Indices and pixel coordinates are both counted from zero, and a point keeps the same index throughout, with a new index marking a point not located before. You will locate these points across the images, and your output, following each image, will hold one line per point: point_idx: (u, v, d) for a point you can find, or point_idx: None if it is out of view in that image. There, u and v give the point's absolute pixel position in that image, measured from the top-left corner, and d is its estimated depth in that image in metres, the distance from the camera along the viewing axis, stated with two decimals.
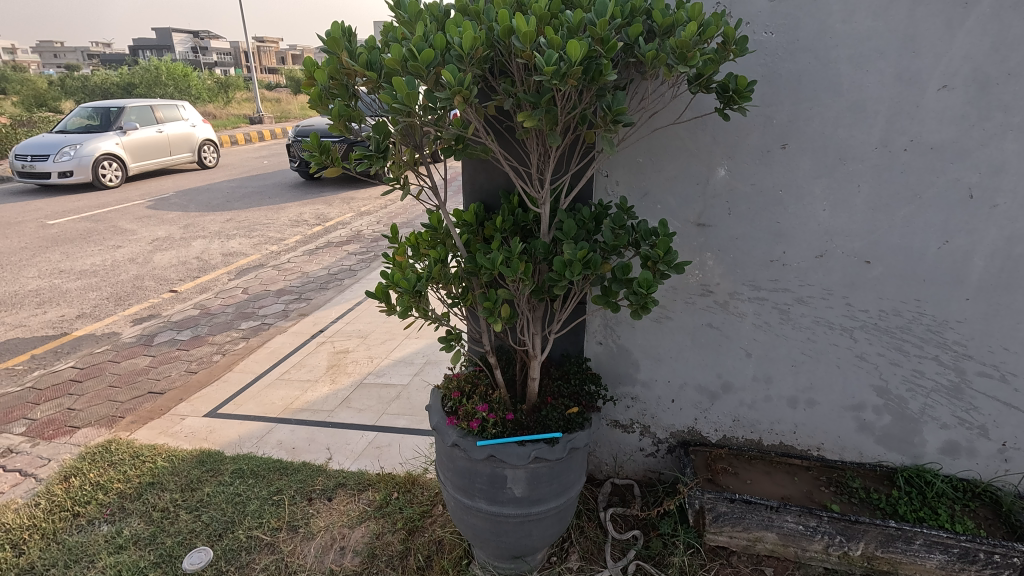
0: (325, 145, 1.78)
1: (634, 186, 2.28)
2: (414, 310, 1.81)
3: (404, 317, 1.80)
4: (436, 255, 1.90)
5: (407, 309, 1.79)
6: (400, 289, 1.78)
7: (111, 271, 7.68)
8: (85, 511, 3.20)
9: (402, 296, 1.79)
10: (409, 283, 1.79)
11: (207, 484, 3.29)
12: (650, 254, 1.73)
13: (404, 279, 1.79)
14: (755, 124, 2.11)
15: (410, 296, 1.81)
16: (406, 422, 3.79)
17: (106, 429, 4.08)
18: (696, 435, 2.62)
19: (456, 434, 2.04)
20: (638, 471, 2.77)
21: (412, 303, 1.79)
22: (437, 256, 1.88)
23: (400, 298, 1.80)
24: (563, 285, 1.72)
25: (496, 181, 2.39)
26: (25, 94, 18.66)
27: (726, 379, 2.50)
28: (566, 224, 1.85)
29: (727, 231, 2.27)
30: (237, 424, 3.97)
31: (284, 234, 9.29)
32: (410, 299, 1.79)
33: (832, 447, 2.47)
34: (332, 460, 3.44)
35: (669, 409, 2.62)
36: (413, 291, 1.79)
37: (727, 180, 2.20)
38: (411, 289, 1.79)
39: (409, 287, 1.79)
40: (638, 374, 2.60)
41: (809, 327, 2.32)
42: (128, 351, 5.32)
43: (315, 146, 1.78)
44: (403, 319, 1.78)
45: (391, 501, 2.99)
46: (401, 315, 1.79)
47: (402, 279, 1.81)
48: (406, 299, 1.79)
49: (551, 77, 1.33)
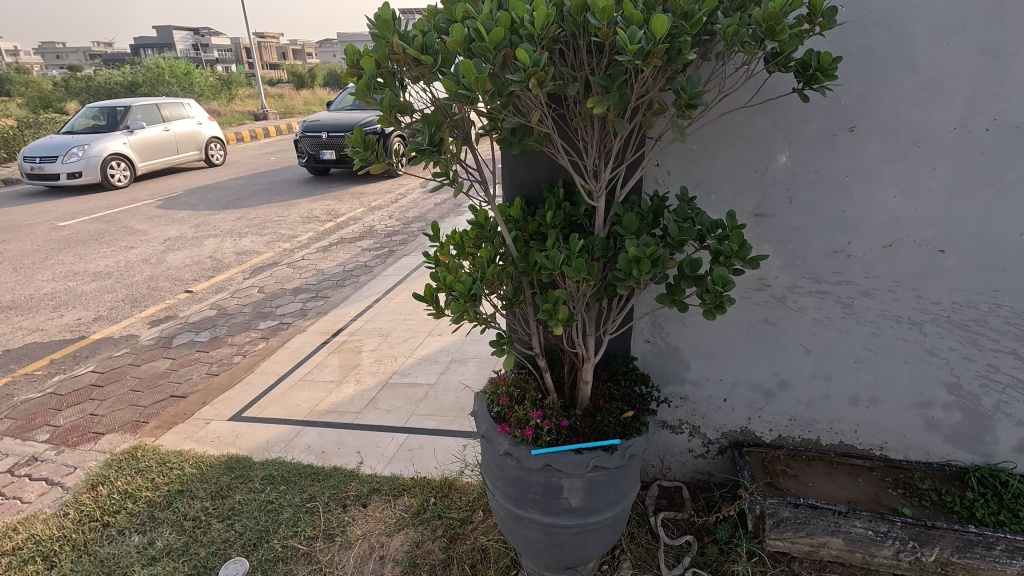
0: (370, 140, 1.66)
1: (686, 175, 2.15)
2: (471, 315, 1.68)
3: (459, 323, 1.67)
4: (488, 255, 1.78)
5: (462, 314, 1.66)
6: (455, 292, 1.66)
7: (125, 272, 7.62)
8: (115, 521, 3.14)
9: (458, 300, 1.67)
10: (464, 287, 1.67)
11: (237, 491, 3.20)
12: (722, 248, 1.60)
13: (459, 283, 1.67)
14: (821, 106, 1.97)
15: (465, 300, 1.69)
16: (436, 424, 3.69)
17: (130, 434, 4.01)
18: (750, 435, 2.51)
19: (508, 442, 1.93)
20: (686, 472, 2.68)
21: (468, 308, 1.66)
22: (489, 255, 1.76)
23: (454, 303, 1.67)
24: (628, 284, 1.59)
25: (538, 175, 2.27)
26: (32, 97, 18.60)
27: (783, 377, 2.38)
28: (626, 218, 1.73)
29: (787, 221, 2.13)
30: (264, 428, 3.89)
31: (296, 230, 9.20)
32: (466, 303, 1.67)
33: (896, 447, 2.35)
34: (363, 464, 3.34)
35: (720, 408, 2.51)
36: (468, 294, 1.67)
37: (788, 167, 2.07)
38: (466, 293, 1.66)
39: (464, 291, 1.67)
40: (688, 372, 2.49)
41: (874, 321, 2.19)
42: (147, 354, 5.25)
43: (359, 140, 1.66)
44: (458, 325, 1.65)
45: (428, 507, 2.90)
46: (456, 321, 1.66)
47: (456, 282, 1.69)
48: (461, 304, 1.67)
49: (633, 57, 1.21)
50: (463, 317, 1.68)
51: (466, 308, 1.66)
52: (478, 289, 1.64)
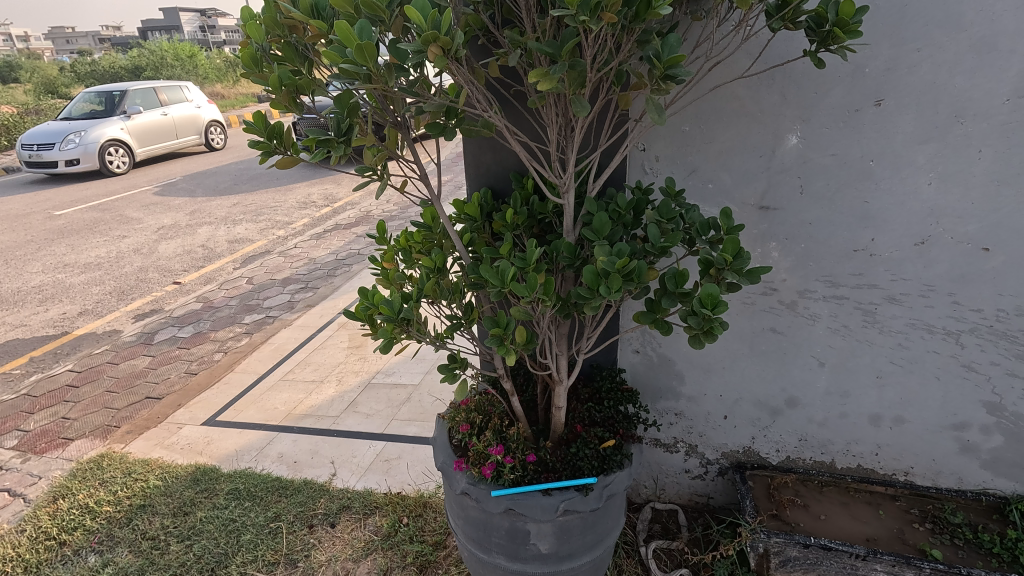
0: (274, 127, 1.32)
1: (677, 161, 1.83)
2: (402, 342, 1.37)
3: (387, 351, 1.34)
4: (430, 265, 1.48)
5: (390, 343, 1.33)
6: (379, 314, 1.34)
7: (115, 263, 7.44)
8: (72, 540, 2.95)
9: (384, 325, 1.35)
10: (391, 308, 1.35)
11: (200, 507, 2.99)
12: (714, 259, 1.28)
13: (386, 303, 1.36)
14: (840, 75, 1.62)
15: (396, 324, 1.37)
16: (418, 430, 3.44)
17: (100, 440, 3.82)
18: (753, 456, 2.21)
19: (466, 480, 1.65)
20: (682, 494, 2.39)
21: (398, 335, 1.34)
22: (431, 266, 1.46)
23: (381, 328, 1.36)
24: (595, 305, 1.27)
25: (505, 163, 1.95)
26: (35, 84, 18.42)
27: (791, 393, 2.07)
28: (596, 219, 1.42)
29: (798, 215, 1.80)
30: (237, 433, 3.66)
31: (292, 217, 8.95)
32: (395, 328, 1.35)
33: (923, 472, 2.03)
34: (336, 477, 3.10)
35: (720, 426, 2.21)
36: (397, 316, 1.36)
37: (799, 150, 1.72)
38: (395, 316, 1.35)
39: (392, 313, 1.35)
40: (682, 387, 2.18)
41: (900, 331, 1.86)
42: (127, 351, 5.05)
43: (260, 126, 1.32)
44: (385, 355, 1.33)
45: (399, 529, 2.66)
46: (383, 350, 1.34)
47: (384, 301, 1.37)
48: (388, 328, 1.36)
49: (578, 11, 0.91)
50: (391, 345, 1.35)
51: (394, 335, 1.35)
52: (408, 311, 1.32)
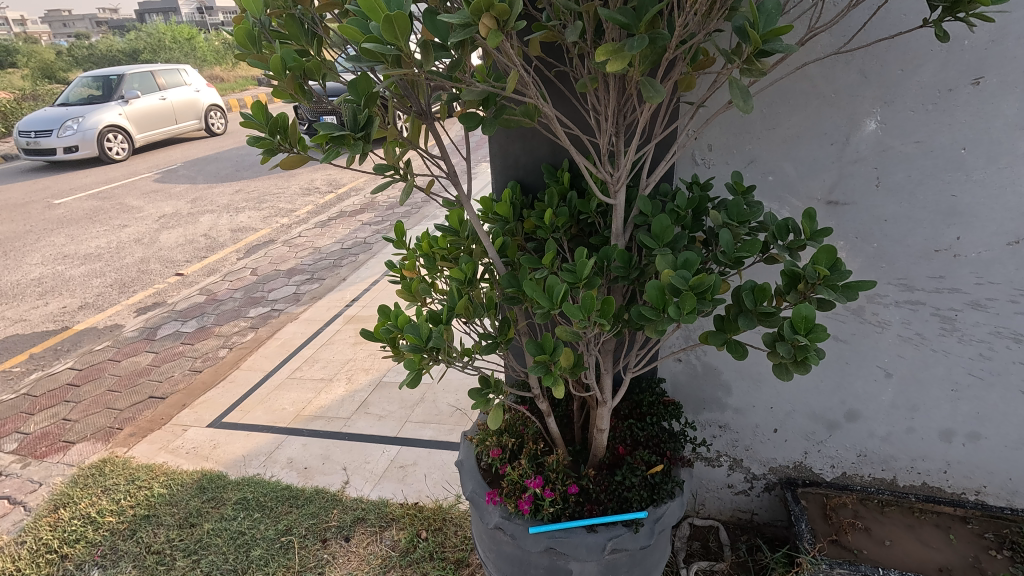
0: (275, 120, 1.11)
1: (733, 150, 1.62)
2: (430, 374, 1.14)
3: (414, 386, 1.13)
4: (460, 278, 1.27)
5: (417, 377, 1.12)
6: (403, 342, 1.11)
7: (116, 254, 7.26)
8: (74, 553, 2.81)
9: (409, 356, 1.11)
10: (416, 336, 1.12)
11: (207, 519, 2.84)
12: (806, 272, 1.07)
13: (411, 329, 1.12)
14: (932, 50, 1.39)
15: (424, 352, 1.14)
16: (433, 433, 3.27)
17: (102, 444, 3.67)
18: (805, 472, 2.03)
19: (500, 514, 1.48)
20: (723, 510, 2.22)
21: (427, 366, 1.12)
22: (461, 280, 1.24)
23: (406, 359, 1.12)
24: (662, 327, 1.07)
25: (536, 155, 1.74)
26: (33, 67, 18.04)
27: (852, 406, 1.88)
28: (656, 225, 1.21)
29: (872, 210, 1.58)
30: (244, 436, 3.51)
31: (295, 204, 8.73)
32: (423, 358, 1.12)
33: (998, 492, 1.84)
34: (349, 486, 2.95)
35: (769, 440, 2.02)
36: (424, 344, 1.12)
37: (878, 137, 1.50)
38: (422, 344, 1.11)
39: (419, 341, 1.11)
40: (728, 398, 2.00)
41: (982, 340, 1.66)
42: (130, 347, 4.90)
43: (260, 120, 1.11)
44: (413, 390, 1.12)
45: (418, 544, 2.51)
46: (409, 384, 1.13)
47: (409, 326, 1.14)
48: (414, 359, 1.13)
49: None
50: (418, 378, 1.14)
51: (422, 367, 1.12)
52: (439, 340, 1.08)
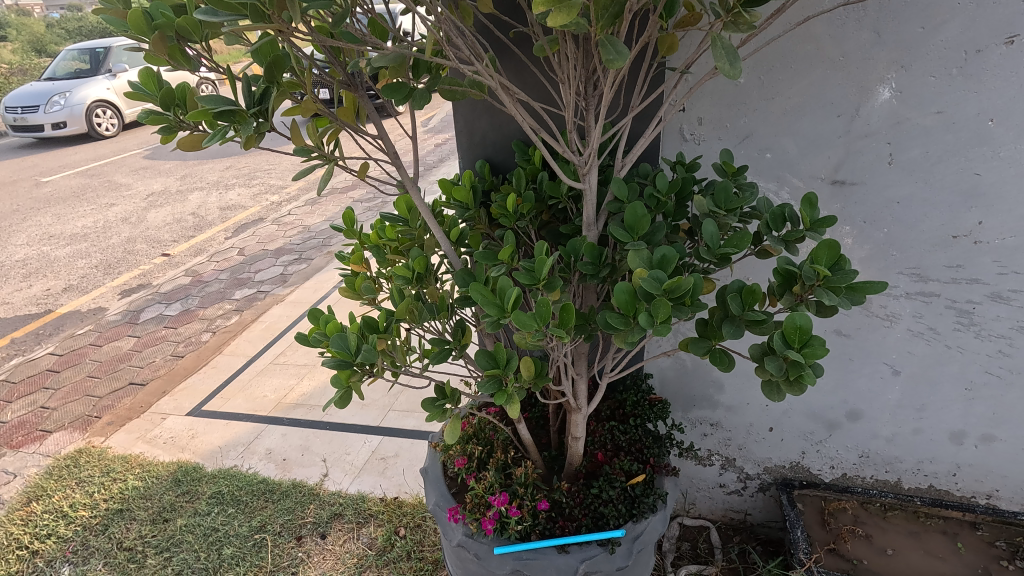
0: (168, 90, 0.94)
1: (726, 124, 1.43)
2: (362, 392, 0.99)
3: (344, 406, 0.98)
4: (403, 277, 1.12)
5: (346, 396, 0.96)
6: (326, 357, 0.96)
7: (102, 234, 7.10)
8: (45, 549, 2.72)
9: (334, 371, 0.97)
10: (343, 349, 0.97)
11: (181, 514, 2.74)
12: (804, 272, 0.89)
13: (338, 342, 0.97)
14: (961, 3, 1.19)
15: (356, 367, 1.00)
16: (417, 422, 3.14)
17: (79, 433, 3.56)
18: (802, 472, 1.89)
19: (463, 532, 1.35)
20: (715, 509, 2.09)
21: (357, 384, 0.97)
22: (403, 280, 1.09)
23: (332, 375, 0.98)
24: (629, 339, 0.90)
25: (506, 131, 1.56)
26: (22, 40, 17.50)
27: (854, 405, 1.72)
28: (629, 214, 1.04)
29: (884, 192, 1.40)
30: (223, 426, 3.39)
31: (286, 180, 8.51)
32: (351, 375, 0.97)
33: (1011, 496, 1.70)
34: (327, 479, 2.83)
35: (764, 440, 1.88)
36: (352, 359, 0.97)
37: (892, 107, 1.31)
38: (350, 359, 0.96)
39: (347, 356, 0.97)
40: (720, 395, 1.85)
41: (1002, 336, 1.49)
42: (112, 331, 4.77)
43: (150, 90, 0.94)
44: (342, 410, 0.98)
45: (395, 542, 2.41)
46: (337, 405, 0.97)
47: (337, 337, 0.99)
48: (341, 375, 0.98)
49: None
50: (348, 396, 0.98)
51: (350, 385, 0.97)
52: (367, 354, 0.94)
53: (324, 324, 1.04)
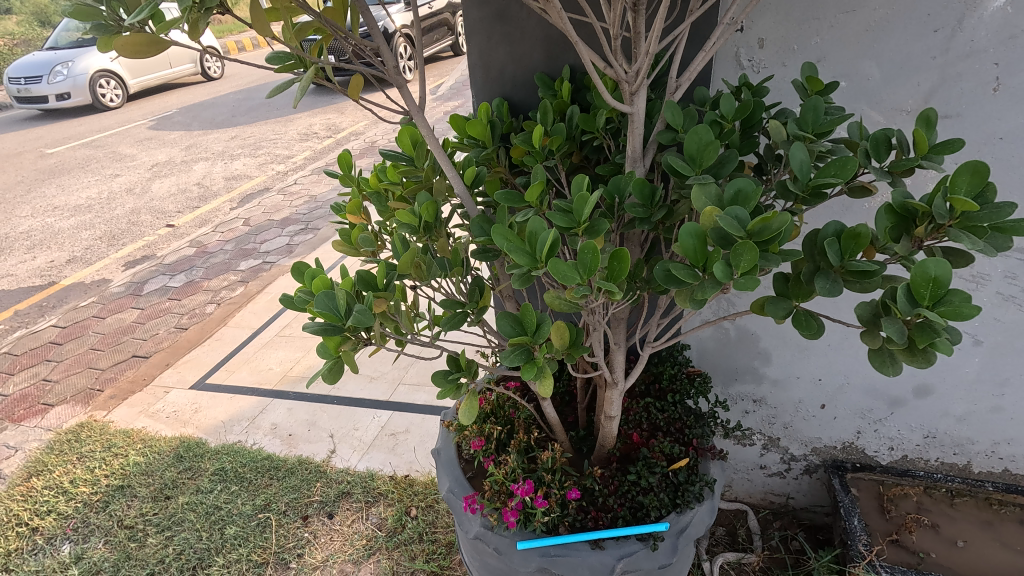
0: None
1: (794, 48, 1.20)
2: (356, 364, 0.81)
3: (335, 380, 0.80)
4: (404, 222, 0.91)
5: (336, 369, 0.78)
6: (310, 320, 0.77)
7: (106, 205, 6.96)
8: (45, 526, 2.62)
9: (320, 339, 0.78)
10: (331, 311, 0.78)
11: (183, 491, 2.62)
12: (938, 208, 0.68)
13: (323, 301, 0.77)
14: None
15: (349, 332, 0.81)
16: (428, 397, 2.98)
17: (81, 406, 3.46)
18: (855, 454, 1.70)
19: (481, 524, 1.18)
20: (753, 492, 1.91)
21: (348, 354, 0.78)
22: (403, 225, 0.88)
23: (318, 344, 0.79)
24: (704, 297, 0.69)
25: (529, 63, 1.34)
26: (26, 11, 17.09)
27: (924, 380, 1.51)
28: (692, 140, 0.81)
29: (986, 126, 1.16)
30: (227, 399, 3.26)
31: (292, 149, 8.26)
32: (341, 343, 0.78)
33: None
34: (334, 456, 2.69)
35: (815, 418, 1.68)
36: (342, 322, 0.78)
37: (1006, 19, 1.06)
38: (340, 323, 0.77)
39: (335, 318, 0.77)
40: (767, 368, 1.64)
41: None
42: (115, 303, 4.64)
43: None
44: (333, 385, 0.79)
45: (407, 523, 2.27)
46: (328, 379, 0.79)
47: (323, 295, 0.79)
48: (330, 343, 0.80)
49: None
50: (338, 369, 0.80)
51: (340, 356, 0.79)
52: (361, 317, 0.75)
53: (308, 280, 0.84)
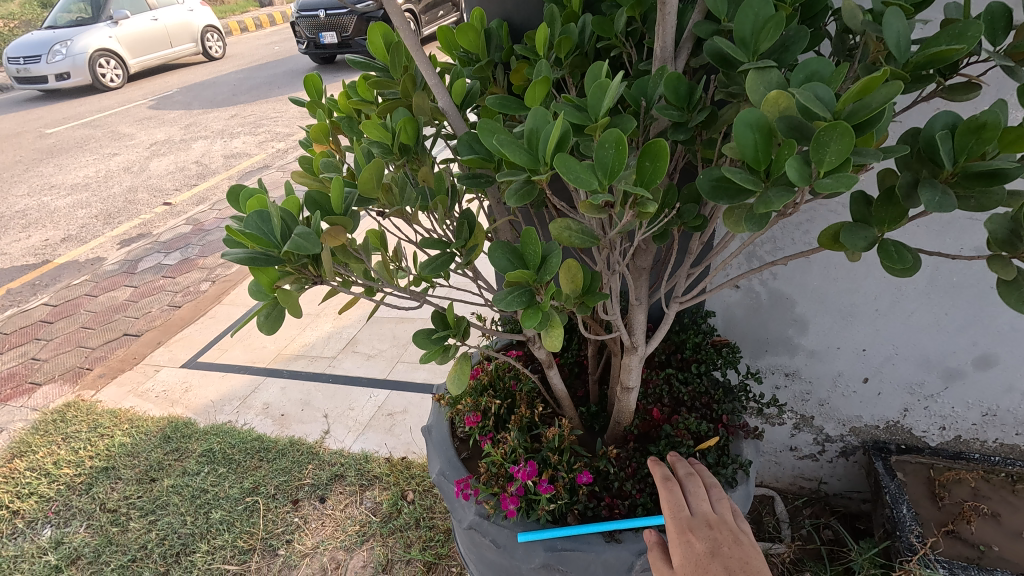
0: None
1: None
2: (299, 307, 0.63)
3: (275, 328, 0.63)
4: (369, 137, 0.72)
5: (273, 315, 0.61)
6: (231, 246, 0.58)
7: (103, 183, 6.80)
8: (25, 509, 2.48)
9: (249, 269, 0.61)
10: (261, 234, 0.59)
11: (168, 474, 2.48)
12: None
13: (250, 223, 0.59)
14: None
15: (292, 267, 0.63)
16: (427, 375, 2.81)
17: (69, 385, 3.32)
18: (900, 434, 1.51)
19: (476, 512, 1.02)
20: (781, 477, 1.73)
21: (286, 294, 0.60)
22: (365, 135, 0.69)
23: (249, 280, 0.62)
24: (775, 207, 0.49)
25: None
26: None
27: (987, 350, 1.32)
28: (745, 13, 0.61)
29: None
30: (219, 378, 3.11)
31: (293, 127, 8.05)
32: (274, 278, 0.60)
33: None
34: (328, 436, 2.54)
35: (856, 394, 1.49)
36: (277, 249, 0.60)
37: None
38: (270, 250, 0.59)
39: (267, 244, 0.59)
40: (803, 337, 1.45)
41: None
42: (108, 281, 4.50)
43: None
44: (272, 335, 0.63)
45: (403, 508, 2.11)
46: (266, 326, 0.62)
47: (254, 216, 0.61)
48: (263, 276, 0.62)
49: None
50: (278, 315, 0.63)
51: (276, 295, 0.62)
52: (298, 241, 0.57)
53: (243, 199, 0.66)
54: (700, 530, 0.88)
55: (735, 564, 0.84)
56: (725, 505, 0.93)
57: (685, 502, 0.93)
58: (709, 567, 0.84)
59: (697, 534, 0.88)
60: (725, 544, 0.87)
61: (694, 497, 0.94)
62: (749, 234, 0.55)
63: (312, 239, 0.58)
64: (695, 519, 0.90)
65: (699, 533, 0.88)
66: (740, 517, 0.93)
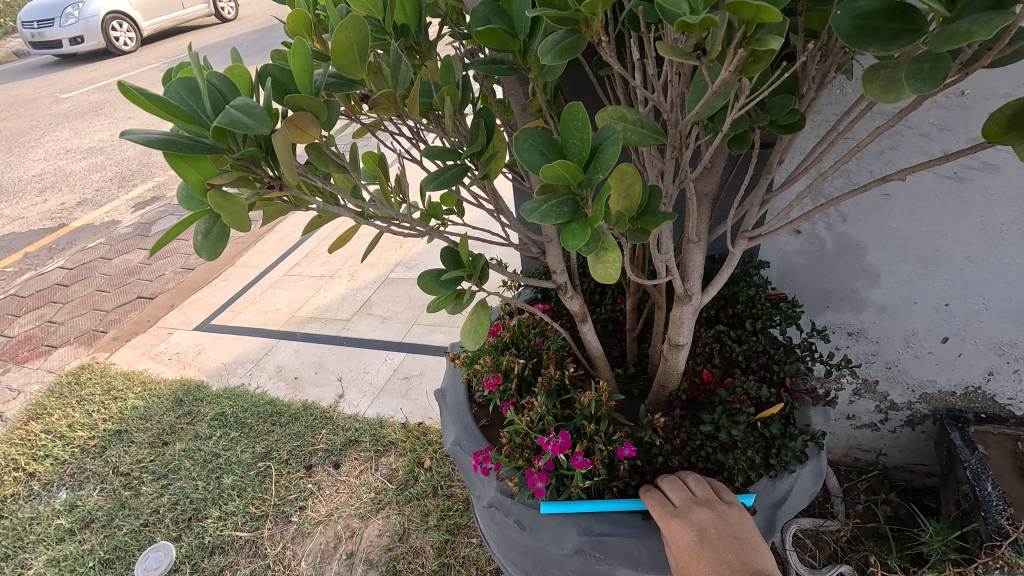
0: None
1: None
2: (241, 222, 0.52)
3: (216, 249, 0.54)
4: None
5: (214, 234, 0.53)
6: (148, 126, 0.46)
7: (118, 147, 6.70)
8: (40, 471, 2.44)
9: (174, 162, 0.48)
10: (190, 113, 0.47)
11: (181, 438, 2.41)
12: None
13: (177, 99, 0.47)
14: None
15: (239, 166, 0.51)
16: (445, 338, 2.67)
17: (84, 348, 3.27)
18: (980, 401, 1.32)
19: (496, 490, 0.87)
20: (833, 447, 1.56)
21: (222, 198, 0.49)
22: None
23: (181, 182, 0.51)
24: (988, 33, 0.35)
25: None
26: None
27: None
28: None
29: None
30: (232, 341, 3.02)
31: None
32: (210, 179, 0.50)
33: None
34: (342, 401, 2.43)
35: (932, 356, 1.30)
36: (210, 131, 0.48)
37: None
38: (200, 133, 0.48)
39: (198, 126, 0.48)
40: (873, 290, 1.25)
41: None
42: (123, 244, 4.42)
43: None
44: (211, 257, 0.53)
45: (420, 475, 2.01)
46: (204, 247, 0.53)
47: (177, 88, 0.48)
48: (195, 173, 0.50)
49: None
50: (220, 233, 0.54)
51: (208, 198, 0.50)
52: (233, 113, 0.44)
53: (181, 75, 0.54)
54: (683, 517, 0.76)
55: (727, 546, 0.74)
56: (705, 486, 0.82)
57: (662, 497, 0.82)
58: (701, 558, 0.72)
59: (682, 521, 0.75)
60: (710, 524, 0.75)
61: (672, 491, 0.82)
62: (918, 94, 0.42)
63: (255, 114, 0.45)
64: (675, 508, 0.78)
65: (683, 519, 0.76)
66: (724, 492, 0.82)
